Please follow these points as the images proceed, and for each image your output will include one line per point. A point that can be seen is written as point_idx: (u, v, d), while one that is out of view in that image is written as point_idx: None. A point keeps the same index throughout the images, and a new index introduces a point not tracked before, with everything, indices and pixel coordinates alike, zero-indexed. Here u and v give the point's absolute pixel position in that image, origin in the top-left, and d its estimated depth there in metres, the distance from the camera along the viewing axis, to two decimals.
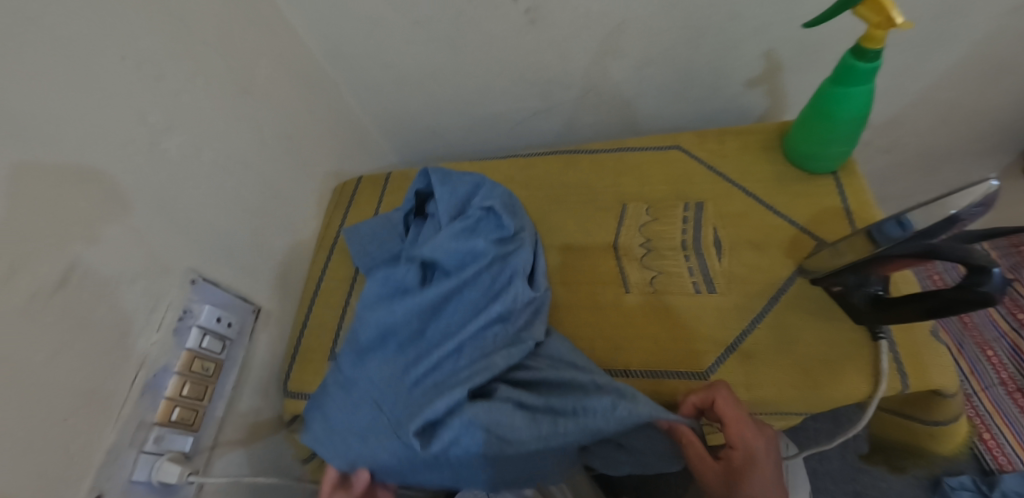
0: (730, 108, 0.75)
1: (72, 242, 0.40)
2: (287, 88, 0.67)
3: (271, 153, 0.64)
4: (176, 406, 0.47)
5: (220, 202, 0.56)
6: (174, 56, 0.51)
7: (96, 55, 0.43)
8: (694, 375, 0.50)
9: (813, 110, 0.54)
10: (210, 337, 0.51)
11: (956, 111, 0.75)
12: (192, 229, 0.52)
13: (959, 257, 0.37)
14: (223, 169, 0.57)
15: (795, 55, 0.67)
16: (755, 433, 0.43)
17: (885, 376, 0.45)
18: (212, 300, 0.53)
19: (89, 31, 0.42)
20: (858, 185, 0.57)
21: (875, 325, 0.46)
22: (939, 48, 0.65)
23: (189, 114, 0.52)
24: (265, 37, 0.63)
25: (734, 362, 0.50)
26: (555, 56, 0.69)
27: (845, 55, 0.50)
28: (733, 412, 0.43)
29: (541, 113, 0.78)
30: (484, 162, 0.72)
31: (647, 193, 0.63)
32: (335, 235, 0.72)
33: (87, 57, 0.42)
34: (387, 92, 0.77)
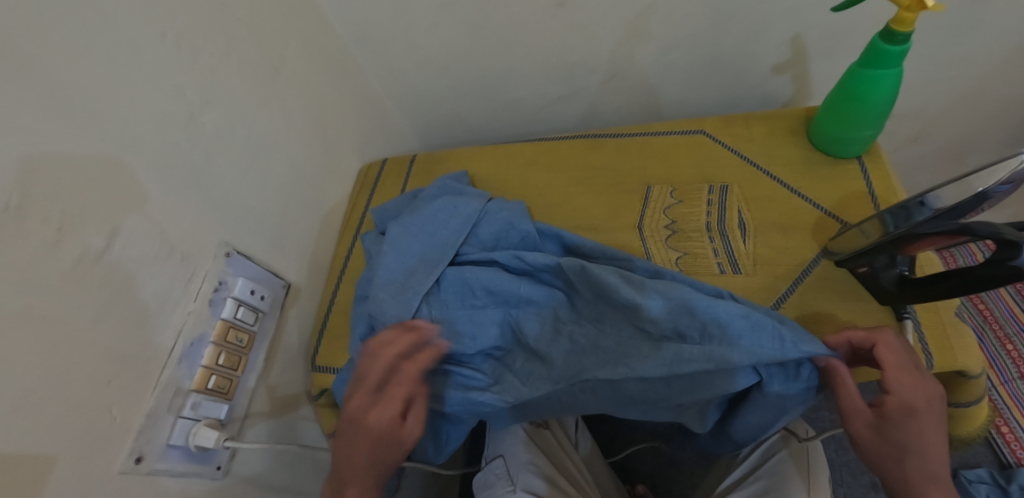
0: (755, 94, 0.74)
1: (116, 212, 0.42)
2: (315, 69, 0.67)
3: (300, 133, 0.65)
4: (212, 374, 0.49)
5: (252, 179, 0.57)
6: (210, 33, 0.51)
7: (137, 30, 0.44)
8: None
9: (841, 93, 0.55)
10: (245, 308, 0.53)
11: (988, 101, 0.74)
12: (225, 204, 0.53)
13: (989, 233, 0.38)
14: (255, 147, 0.58)
15: (826, 40, 0.66)
16: (919, 382, 0.39)
17: None
18: (246, 273, 0.54)
19: (131, 5, 0.43)
20: (884, 169, 0.57)
21: (900, 305, 0.47)
22: (976, 34, 0.64)
23: (223, 91, 0.53)
24: (295, 17, 0.63)
25: None
26: (582, 39, 0.69)
27: (873, 38, 0.51)
28: (895, 359, 0.39)
29: (565, 97, 0.78)
30: (507, 145, 0.73)
31: (673, 176, 0.63)
32: (360, 216, 0.73)
33: (129, 31, 0.43)
34: (412, 76, 0.78)
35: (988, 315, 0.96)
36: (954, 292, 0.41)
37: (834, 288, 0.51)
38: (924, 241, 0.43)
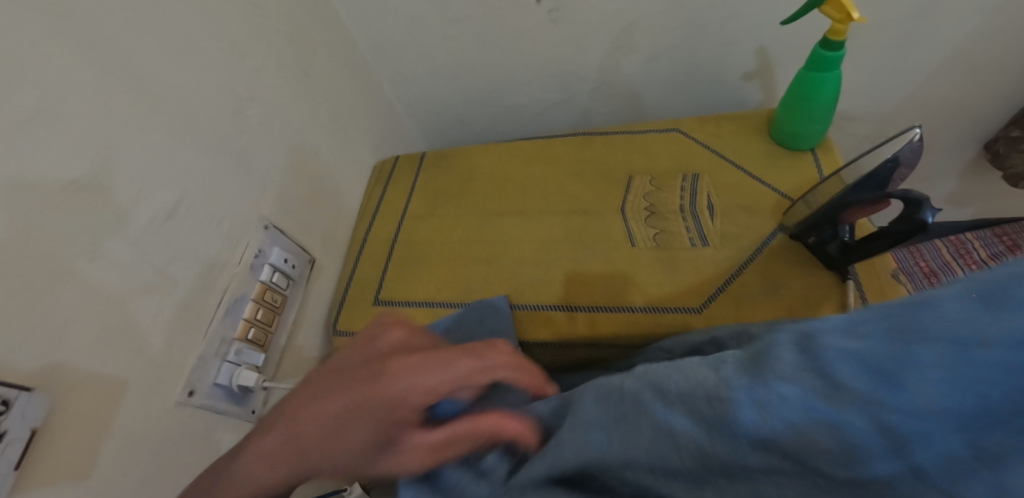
0: (728, 100, 0.84)
1: (179, 182, 0.50)
2: (338, 76, 0.77)
3: (324, 129, 0.74)
4: (252, 326, 0.57)
5: (285, 166, 0.66)
6: (255, 41, 0.61)
7: (204, 37, 0.54)
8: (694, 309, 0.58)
9: (793, 95, 0.64)
10: (278, 274, 0.61)
11: (937, 105, 0.82)
12: (265, 185, 0.62)
13: (901, 195, 0.46)
14: (289, 138, 0.67)
15: (786, 51, 0.75)
16: None
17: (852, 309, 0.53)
18: (280, 245, 0.63)
19: (198, 16, 0.53)
20: (835, 159, 0.66)
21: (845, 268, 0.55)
22: (916, 47, 0.73)
23: (264, 88, 0.62)
24: (322, 30, 0.73)
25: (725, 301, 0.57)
26: (573, 50, 0.79)
27: (815, 48, 0.60)
28: None
29: (559, 103, 0.88)
30: (507, 144, 0.82)
31: (653, 167, 0.72)
32: (376, 205, 0.81)
33: (197, 35, 0.53)
34: (422, 83, 0.88)
35: None
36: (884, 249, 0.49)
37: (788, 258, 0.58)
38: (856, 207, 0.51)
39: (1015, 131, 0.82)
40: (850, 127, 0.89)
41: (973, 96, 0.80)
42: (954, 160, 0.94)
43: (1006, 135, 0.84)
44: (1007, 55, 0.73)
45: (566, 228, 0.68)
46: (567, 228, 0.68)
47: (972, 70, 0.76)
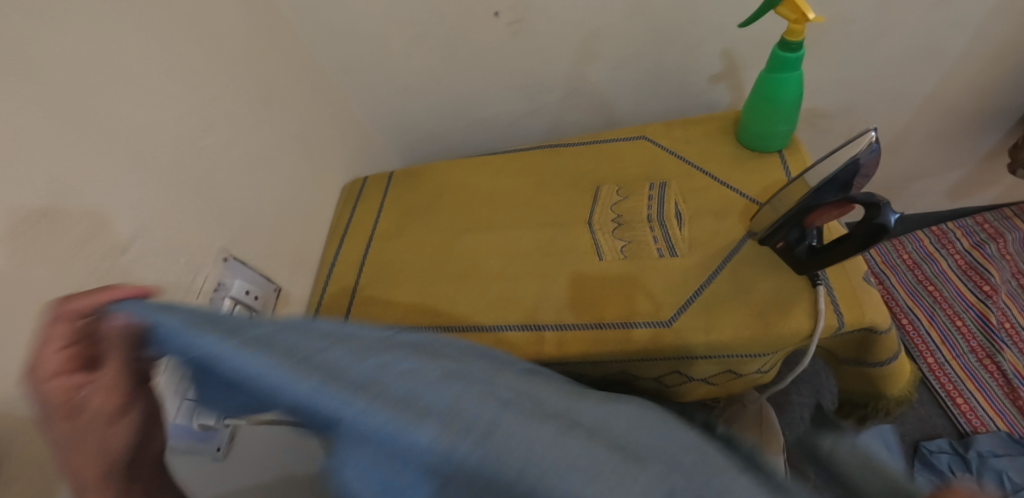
0: (698, 102, 0.84)
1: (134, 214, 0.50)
2: (300, 98, 0.76)
3: (289, 153, 0.73)
4: None
5: (247, 192, 0.65)
6: (208, 68, 0.60)
7: (156, 70, 0.53)
8: (665, 322, 0.56)
9: (755, 97, 0.64)
10: (240, 306, 0.60)
11: (907, 97, 0.82)
12: (225, 214, 0.61)
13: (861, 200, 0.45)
14: (249, 165, 0.66)
15: (750, 52, 0.75)
16: None
17: (820, 314, 0.52)
18: (243, 276, 0.62)
19: (146, 50, 0.52)
20: (802, 159, 0.66)
21: (814, 273, 0.54)
22: (879, 41, 0.72)
23: (221, 117, 0.61)
24: (283, 54, 0.73)
25: (695, 310, 0.56)
26: (537, 61, 0.78)
27: (774, 49, 0.60)
28: None
29: (528, 114, 0.88)
30: (475, 159, 0.81)
31: (621, 176, 0.71)
32: (346, 225, 0.81)
33: (148, 68, 0.52)
34: (391, 101, 0.87)
35: (938, 296, 1.00)
36: (846, 252, 0.49)
37: (758, 266, 0.58)
38: (823, 209, 0.51)
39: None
40: (823, 124, 0.88)
41: (944, 86, 0.80)
42: (930, 152, 0.94)
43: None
44: (972, 45, 0.72)
45: (535, 243, 0.68)
46: (535, 242, 0.68)
47: (938, 61, 0.75)
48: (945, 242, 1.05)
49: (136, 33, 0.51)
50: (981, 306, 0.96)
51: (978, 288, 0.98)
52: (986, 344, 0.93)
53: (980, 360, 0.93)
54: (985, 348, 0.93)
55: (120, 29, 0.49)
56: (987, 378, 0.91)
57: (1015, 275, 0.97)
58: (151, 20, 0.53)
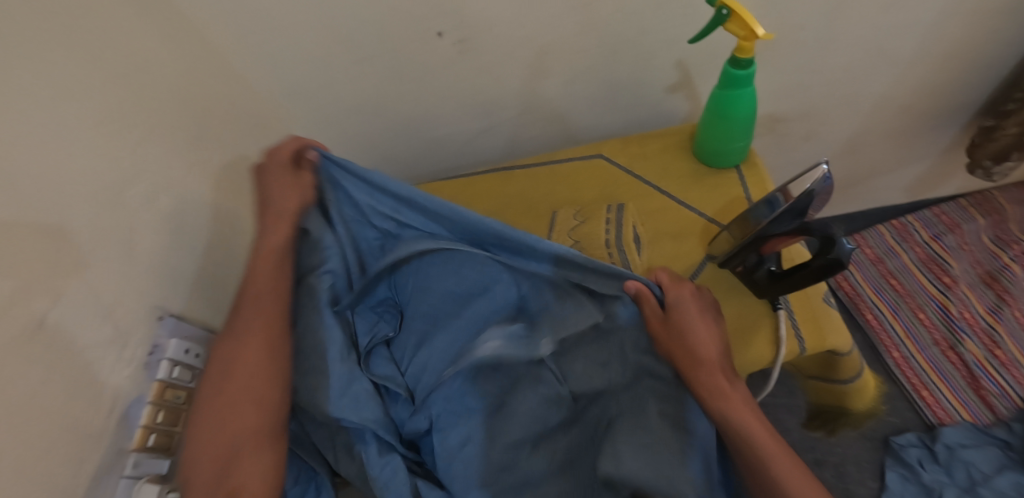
0: (654, 113, 0.82)
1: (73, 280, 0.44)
2: (241, 131, 0.71)
3: (230, 193, 0.68)
4: (152, 432, 0.51)
5: (187, 241, 0.60)
6: (137, 108, 0.54)
7: (80, 116, 0.46)
8: None
9: (710, 114, 0.62)
10: (181, 368, 0.55)
11: (863, 98, 0.82)
12: (167, 270, 0.56)
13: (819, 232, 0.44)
14: (187, 210, 0.60)
15: (704, 61, 0.74)
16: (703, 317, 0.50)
17: (782, 341, 0.51)
18: (180, 333, 0.56)
19: (71, 94, 0.46)
20: (758, 174, 0.65)
21: (775, 297, 0.52)
22: (834, 45, 0.71)
23: (156, 161, 0.56)
24: (219, 86, 0.67)
25: None
26: (489, 79, 0.75)
27: (724, 66, 0.57)
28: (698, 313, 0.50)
29: (483, 132, 0.85)
30: (430, 185, 0.77)
31: (578, 199, 0.69)
32: None
33: (70, 115, 0.45)
34: (340, 126, 0.83)
35: (901, 289, 1.01)
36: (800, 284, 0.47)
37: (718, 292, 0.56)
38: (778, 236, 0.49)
39: (991, 122, 0.85)
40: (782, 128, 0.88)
41: (901, 85, 0.79)
42: (890, 148, 0.94)
43: (983, 126, 0.87)
44: (926, 44, 0.72)
45: None
46: None
47: (895, 61, 0.75)
48: (905, 235, 1.06)
49: (55, 76, 0.44)
50: (942, 297, 0.98)
51: (938, 280, 0.99)
52: (948, 336, 0.94)
53: (943, 352, 0.94)
54: (947, 340, 0.94)
55: (37, 73, 0.42)
56: (950, 369, 0.92)
57: (973, 266, 0.99)
58: (73, 59, 0.46)
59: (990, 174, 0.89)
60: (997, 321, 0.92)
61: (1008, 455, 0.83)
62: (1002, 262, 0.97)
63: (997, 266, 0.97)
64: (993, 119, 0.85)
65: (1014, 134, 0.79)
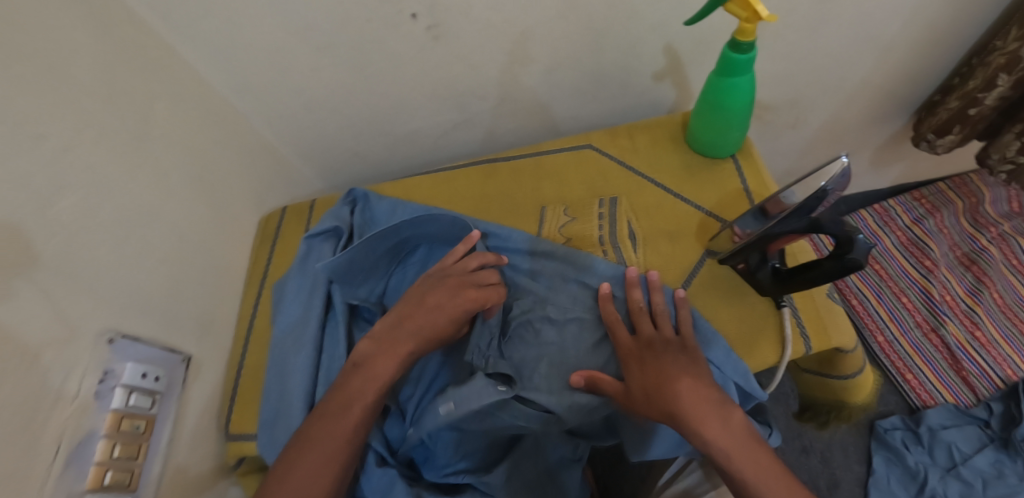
0: (639, 102, 0.79)
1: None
2: (191, 128, 0.64)
3: (182, 198, 0.61)
4: (108, 470, 0.45)
5: (131, 257, 0.53)
6: (58, 109, 0.47)
7: None
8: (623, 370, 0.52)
9: (705, 103, 0.59)
10: (138, 393, 0.49)
11: (849, 85, 0.80)
12: (107, 291, 0.49)
13: (836, 232, 0.42)
14: (129, 221, 0.53)
15: (691, 48, 0.70)
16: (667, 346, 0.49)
17: (788, 342, 0.49)
18: (135, 356, 0.51)
19: None
20: (755, 166, 0.62)
21: (779, 296, 0.50)
22: (824, 28, 0.68)
23: (83, 170, 0.49)
24: (161, 79, 0.60)
25: None
26: (464, 67, 0.70)
27: (724, 49, 0.54)
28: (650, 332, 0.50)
29: (460, 124, 0.80)
30: (405, 183, 0.72)
31: (566, 194, 0.65)
32: (264, 269, 0.71)
33: None
34: (303, 120, 0.76)
35: (884, 274, 1.02)
36: (807, 282, 0.46)
37: (717, 294, 0.54)
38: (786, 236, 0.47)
39: (938, 97, 0.82)
40: (768, 116, 0.86)
41: (890, 69, 0.77)
42: (874, 133, 0.93)
43: (931, 100, 0.84)
44: (919, 28, 0.70)
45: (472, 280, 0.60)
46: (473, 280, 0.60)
47: (886, 46, 0.72)
48: (887, 220, 1.07)
49: None
50: (923, 281, 0.99)
51: (920, 264, 1.01)
52: (930, 318, 0.96)
53: (925, 334, 0.95)
54: (929, 322, 0.96)
55: None
56: (932, 351, 0.94)
57: (951, 249, 1.01)
58: None
59: (934, 148, 0.86)
60: (976, 303, 0.95)
61: (985, 434, 0.85)
62: (980, 244, 0.99)
63: (975, 248, 0.99)
64: (942, 93, 0.82)
65: (955, 110, 0.77)
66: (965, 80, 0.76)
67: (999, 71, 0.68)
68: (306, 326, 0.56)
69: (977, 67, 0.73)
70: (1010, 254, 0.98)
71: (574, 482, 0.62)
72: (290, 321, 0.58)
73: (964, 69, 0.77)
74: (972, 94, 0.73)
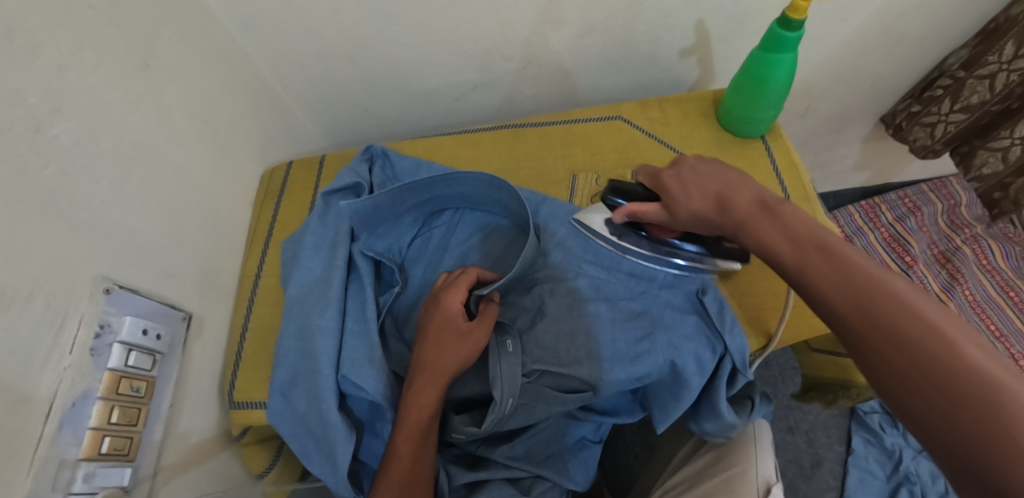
0: (665, 77, 0.77)
1: None
2: (195, 63, 0.58)
3: (182, 139, 0.55)
4: (106, 435, 0.40)
5: (126, 199, 0.47)
6: (51, 23, 0.41)
7: None
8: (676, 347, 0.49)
9: (744, 77, 0.58)
10: (138, 353, 0.44)
11: (860, 79, 0.82)
12: (98, 233, 0.44)
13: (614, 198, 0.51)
14: (127, 157, 0.48)
15: (724, 25, 0.69)
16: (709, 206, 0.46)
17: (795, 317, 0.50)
18: (133, 310, 0.45)
19: None
20: (784, 145, 0.63)
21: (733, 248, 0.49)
22: (853, 16, 0.69)
23: (75, 93, 0.43)
24: (166, 0, 0.54)
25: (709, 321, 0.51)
26: (494, 23, 0.66)
27: (772, 24, 0.53)
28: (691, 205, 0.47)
29: (480, 86, 0.76)
30: (426, 142, 0.68)
31: (597, 163, 0.64)
32: (270, 227, 0.66)
33: None
34: (314, 67, 0.70)
35: None
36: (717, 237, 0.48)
37: (749, 269, 0.55)
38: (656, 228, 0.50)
39: (915, 105, 0.84)
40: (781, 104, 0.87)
41: (896, 65, 0.80)
42: (871, 129, 0.96)
43: (906, 109, 0.86)
44: (930, 27, 0.72)
45: (491, 248, 0.56)
46: (492, 247, 0.56)
47: (899, 42, 0.74)
48: (873, 216, 1.11)
49: None
50: (904, 276, 1.04)
51: (902, 260, 1.06)
52: None
53: None
54: None
55: None
56: None
57: (929, 247, 1.08)
58: None
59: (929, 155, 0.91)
60: (949, 298, 1.01)
61: None
62: (955, 244, 1.07)
63: (950, 247, 1.07)
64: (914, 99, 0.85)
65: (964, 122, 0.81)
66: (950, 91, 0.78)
67: (1010, 84, 0.72)
68: (329, 285, 0.51)
69: (967, 80, 0.75)
70: (982, 255, 1.06)
71: (593, 460, 0.61)
72: (309, 279, 0.54)
73: (943, 79, 0.79)
74: (981, 107, 0.77)
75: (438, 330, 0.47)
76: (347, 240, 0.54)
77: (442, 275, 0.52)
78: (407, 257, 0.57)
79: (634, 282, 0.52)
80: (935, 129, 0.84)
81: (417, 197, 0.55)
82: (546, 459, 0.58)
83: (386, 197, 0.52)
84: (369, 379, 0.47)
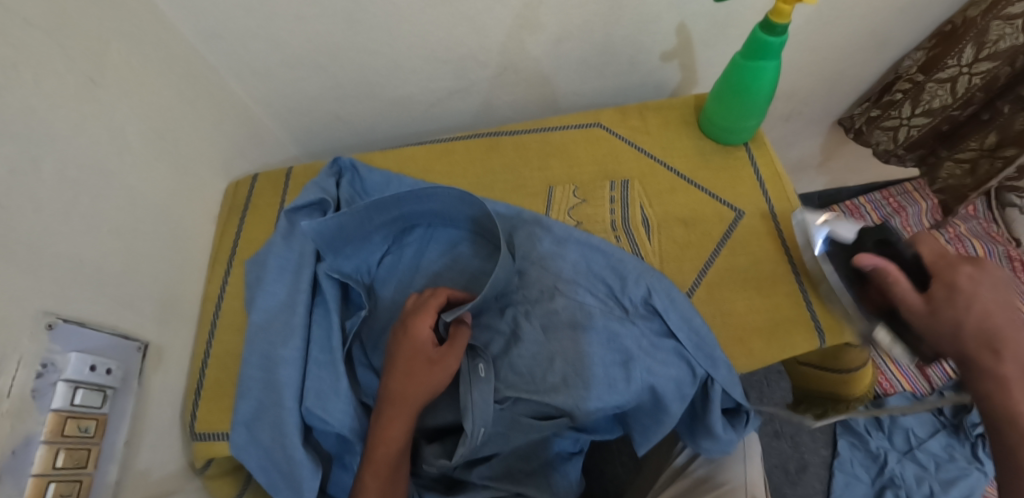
0: (646, 82, 0.75)
1: None
2: (149, 76, 0.55)
3: (138, 157, 0.53)
4: (51, 481, 0.37)
5: (72, 226, 0.44)
6: None
7: None
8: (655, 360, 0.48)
9: (726, 85, 0.56)
10: (85, 390, 0.41)
11: (845, 82, 0.80)
12: (42, 266, 0.41)
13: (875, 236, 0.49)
14: (72, 182, 0.45)
15: (706, 29, 0.67)
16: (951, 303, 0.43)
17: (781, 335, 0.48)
18: (81, 345, 0.42)
19: None
20: (767, 154, 0.61)
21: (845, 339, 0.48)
22: (837, 20, 0.67)
23: (13, 115, 0.40)
24: (114, 10, 0.50)
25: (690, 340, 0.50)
26: (469, 30, 0.63)
27: (754, 30, 0.51)
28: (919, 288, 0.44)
29: (455, 93, 0.74)
30: (398, 154, 0.66)
31: (575, 175, 0.62)
32: (235, 245, 0.64)
33: None
34: (281, 76, 0.67)
35: None
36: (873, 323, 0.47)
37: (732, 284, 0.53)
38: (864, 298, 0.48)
39: (875, 110, 0.81)
40: None
41: (882, 67, 0.78)
42: None
43: (865, 113, 0.84)
44: (917, 29, 0.71)
45: (465, 265, 0.54)
46: (465, 265, 0.54)
47: (885, 44, 0.73)
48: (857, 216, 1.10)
49: None
50: None
51: None
52: None
53: None
54: None
55: None
56: None
57: None
58: None
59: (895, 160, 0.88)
60: None
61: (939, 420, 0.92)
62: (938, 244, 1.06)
63: None
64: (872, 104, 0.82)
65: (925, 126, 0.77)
66: (909, 94, 0.75)
67: (971, 89, 0.69)
68: (293, 310, 0.49)
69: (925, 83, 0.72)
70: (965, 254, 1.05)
71: (574, 472, 0.59)
72: (274, 303, 0.51)
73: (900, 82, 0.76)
74: (943, 112, 0.73)
75: (406, 360, 0.45)
76: (312, 261, 0.52)
77: (410, 297, 0.50)
78: (376, 277, 0.55)
79: (612, 301, 0.50)
80: (898, 133, 0.81)
81: (386, 215, 0.52)
82: (525, 477, 0.56)
83: (351, 217, 0.50)
84: (336, 413, 0.45)
